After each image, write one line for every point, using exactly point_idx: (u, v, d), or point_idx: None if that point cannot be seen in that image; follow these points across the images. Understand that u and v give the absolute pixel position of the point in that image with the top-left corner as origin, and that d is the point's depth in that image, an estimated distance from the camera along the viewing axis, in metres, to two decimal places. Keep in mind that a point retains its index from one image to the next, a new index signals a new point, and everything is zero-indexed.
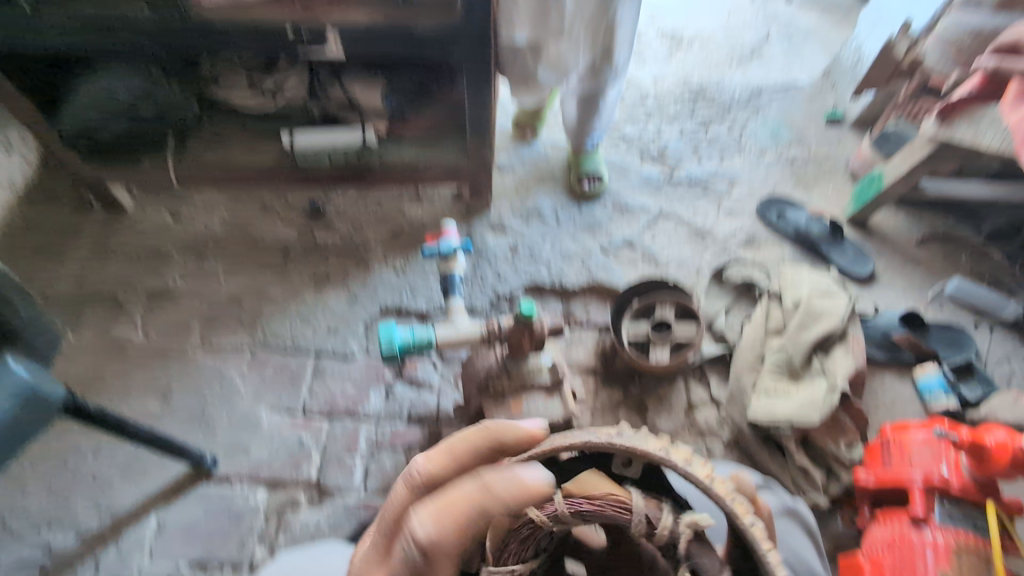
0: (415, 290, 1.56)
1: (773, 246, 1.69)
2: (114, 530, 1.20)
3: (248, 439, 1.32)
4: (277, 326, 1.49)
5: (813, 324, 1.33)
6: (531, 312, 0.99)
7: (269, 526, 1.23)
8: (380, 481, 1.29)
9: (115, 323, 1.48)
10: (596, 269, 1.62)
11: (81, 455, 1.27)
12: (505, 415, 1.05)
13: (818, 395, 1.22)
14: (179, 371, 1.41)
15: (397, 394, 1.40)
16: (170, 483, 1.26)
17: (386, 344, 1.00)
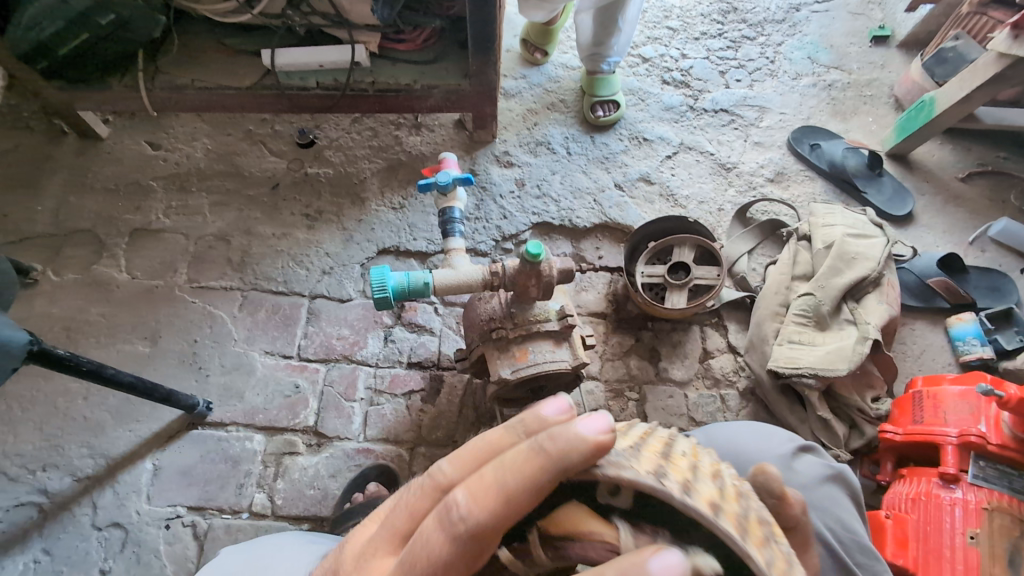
0: (414, 227, 1.45)
1: (804, 182, 1.55)
2: (110, 474, 1.17)
3: (242, 384, 1.27)
4: (268, 266, 1.40)
5: (846, 268, 1.22)
6: (538, 254, 0.89)
7: (267, 471, 1.19)
8: (380, 427, 1.24)
9: (97, 262, 1.39)
10: (609, 207, 1.50)
11: (71, 398, 1.23)
12: (509, 364, 0.97)
13: (847, 344, 1.14)
14: (167, 313, 1.34)
15: (397, 338, 1.33)
16: (163, 427, 1.22)
17: (379, 287, 0.90)
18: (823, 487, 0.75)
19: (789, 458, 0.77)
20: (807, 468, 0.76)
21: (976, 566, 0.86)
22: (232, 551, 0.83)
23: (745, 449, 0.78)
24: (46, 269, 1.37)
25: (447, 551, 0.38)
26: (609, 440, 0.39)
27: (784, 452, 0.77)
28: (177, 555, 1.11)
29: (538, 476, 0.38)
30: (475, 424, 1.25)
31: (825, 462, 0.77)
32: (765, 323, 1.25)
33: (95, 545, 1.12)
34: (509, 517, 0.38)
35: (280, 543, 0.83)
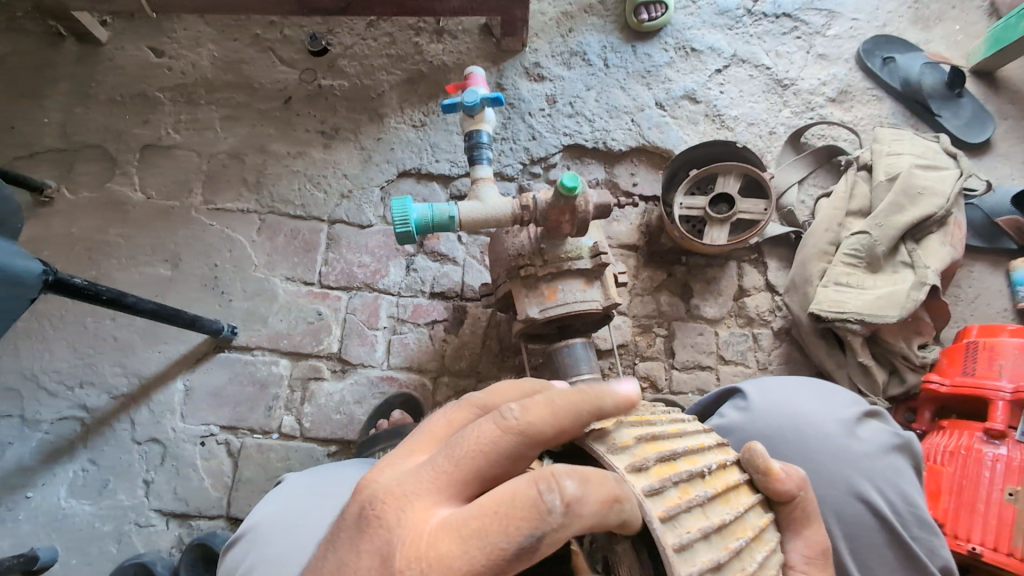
0: (436, 148, 1.36)
1: (870, 102, 1.38)
2: (144, 393, 1.21)
3: (265, 309, 1.26)
4: (284, 187, 1.34)
5: (909, 205, 1.11)
6: (574, 187, 0.81)
7: (294, 395, 1.21)
8: (403, 356, 1.24)
9: (111, 180, 1.34)
10: (648, 128, 1.37)
11: (100, 319, 1.24)
12: (537, 303, 0.92)
13: (901, 289, 1.05)
14: (186, 235, 1.30)
15: (419, 267, 1.29)
16: (191, 349, 1.23)
17: (401, 221, 0.83)
18: (887, 456, 0.73)
19: (853, 424, 0.75)
20: (871, 434, 0.74)
21: (1010, 522, 0.83)
22: (297, 476, 0.86)
23: (801, 415, 0.76)
24: (60, 186, 1.32)
25: (493, 438, 0.44)
26: (634, 396, 0.47)
27: (848, 418, 0.75)
28: (214, 470, 1.17)
29: (573, 397, 0.44)
30: (498, 356, 1.24)
31: (890, 430, 0.76)
32: (811, 263, 1.16)
33: (136, 458, 1.17)
34: (553, 427, 0.44)
35: (343, 470, 0.85)
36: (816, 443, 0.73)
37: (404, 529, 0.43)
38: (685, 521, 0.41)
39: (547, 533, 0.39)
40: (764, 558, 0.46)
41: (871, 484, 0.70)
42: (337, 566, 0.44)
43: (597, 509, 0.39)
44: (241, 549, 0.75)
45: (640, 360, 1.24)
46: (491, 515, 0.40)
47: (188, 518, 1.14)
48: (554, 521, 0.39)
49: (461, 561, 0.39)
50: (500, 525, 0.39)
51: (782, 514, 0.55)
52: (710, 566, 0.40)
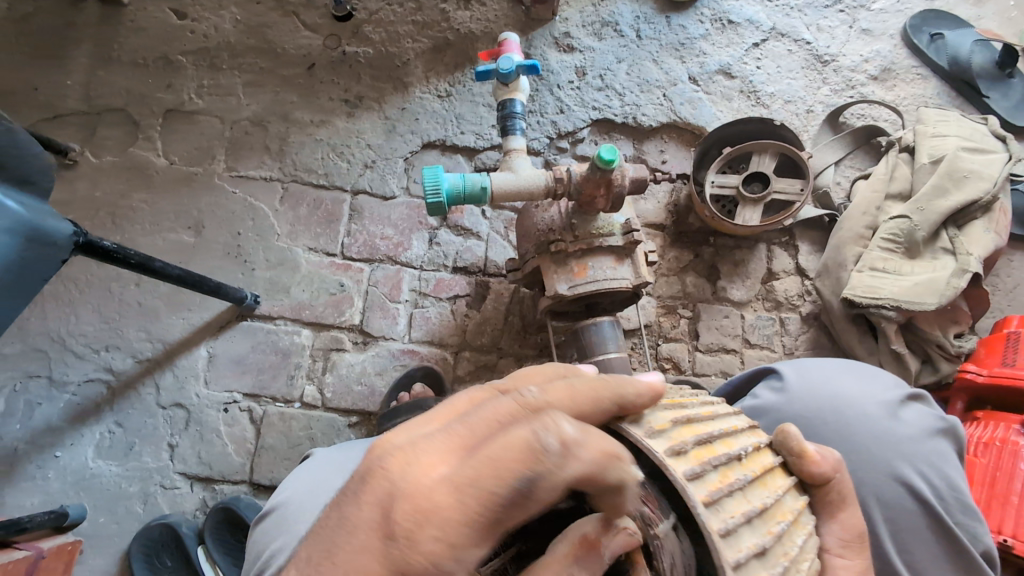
0: (461, 119, 1.33)
1: (914, 81, 1.32)
2: (169, 358, 1.21)
3: (288, 279, 1.26)
4: (307, 155, 1.32)
5: (953, 189, 1.06)
6: (612, 160, 0.79)
7: (316, 365, 1.21)
8: (425, 330, 1.24)
9: (134, 145, 1.33)
10: (680, 103, 1.32)
11: (125, 284, 1.24)
12: (566, 280, 0.90)
13: (940, 275, 1.02)
14: (209, 202, 1.29)
15: (442, 241, 1.28)
16: (215, 317, 1.24)
17: (433, 190, 0.81)
18: (931, 440, 0.71)
19: (897, 407, 0.73)
20: (914, 417, 0.73)
21: None
22: (324, 452, 0.87)
23: (841, 396, 0.74)
24: (83, 149, 1.32)
25: (510, 413, 0.42)
26: (660, 387, 0.43)
27: (892, 400, 0.73)
28: (237, 436, 1.18)
29: (595, 386, 0.43)
30: (521, 333, 1.23)
31: (934, 414, 0.74)
32: (846, 246, 1.13)
33: (161, 421, 1.19)
34: (570, 408, 0.42)
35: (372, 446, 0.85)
36: (856, 425, 0.72)
37: (404, 483, 0.40)
38: (728, 506, 0.39)
39: (541, 477, 0.37)
40: (804, 542, 0.43)
41: (913, 468, 0.69)
42: (341, 520, 0.41)
43: (593, 465, 0.36)
44: (274, 521, 0.76)
45: (663, 341, 1.23)
46: (488, 461, 0.38)
47: (212, 482, 1.16)
48: (550, 464, 0.37)
49: (456, 510, 0.37)
50: (497, 471, 0.37)
51: (816, 497, 0.50)
52: (757, 552, 0.37)
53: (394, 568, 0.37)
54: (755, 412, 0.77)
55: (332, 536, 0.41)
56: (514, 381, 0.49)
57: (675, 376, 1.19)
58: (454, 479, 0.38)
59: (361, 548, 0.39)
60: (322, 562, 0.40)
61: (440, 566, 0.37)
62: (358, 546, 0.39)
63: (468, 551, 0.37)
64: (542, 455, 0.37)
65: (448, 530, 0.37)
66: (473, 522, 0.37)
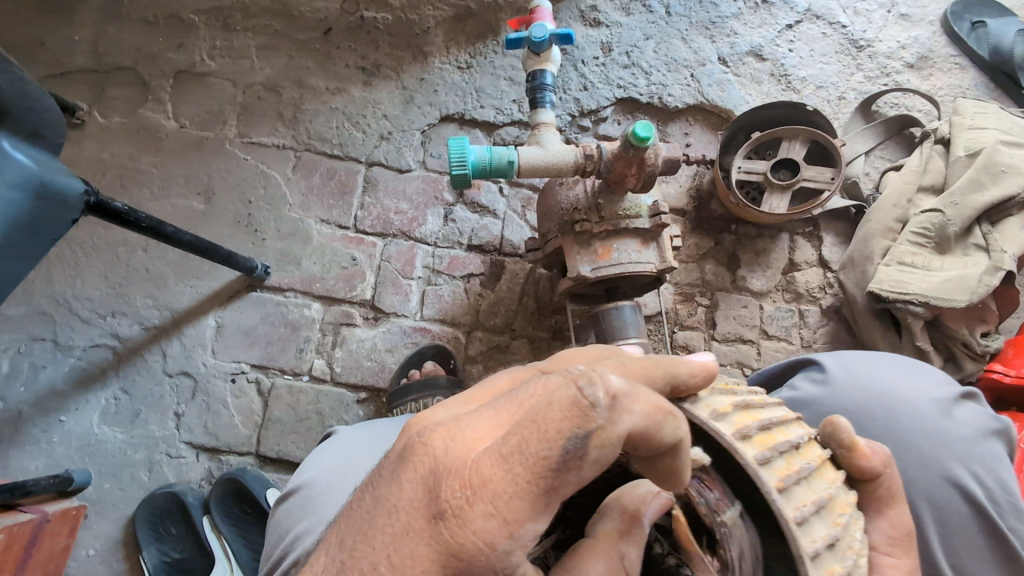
0: (481, 93, 1.29)
1: (951, 70, 1.29)
2: (176, 326, 1.19)
3: (299, 251, 1.23)
4: (322, 124, 1.28)
5: (990, 184, 1.03)
6: (647, 138, 0.76)
7: (326, 339, 1.19)
8: (437, 308, 1.21)
9: (144, 106, 1.29)
10: (708, 85, 1.28)
11: (132, 249, 1.21)
12: (589, 261, 0.88)
13: (972, 273, 0.99)
14: (220, 168, 1.26)
15: (458, 218, 1.25)
16: (224, 286, 1.21)
17: (458, 162, 0.79)
18: (985, 441, 0.70)
19: (949, 405, 0.72)
20: (969, 417, 0.71)
21: None
22: (348, 430, 0.86)
23: (891, 391, 0.73)
24: (91, 108, 1.27)
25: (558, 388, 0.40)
26: (713, 366, 0.42)
27: (945, 398, 0.72)
28: (244, 408, 1.16)
29: (642, 367, 0.41)
30: (535, 314, 1.21)
31: (987, 414, 0.72)
32: (874, 240, 1.11)
33: (167, 390, 1.17)
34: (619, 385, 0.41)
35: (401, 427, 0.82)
36: (906, 421, 0.70)
37: (449, 458, 0.37)
38: (798, 493, 0.38)
39: (592, 433, 0.33)
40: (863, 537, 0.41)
41: (967, 469, 0.68)
42: (378, 500, 0.39)
43: (641, 421, 0.35)
44: (298, 501, 0.75)
45: (678, 329, 1.21)
46: (528, 422, 0.34)
47: (218, 452, 1.15)
48: (600, 418, 0.33)
49: (505, 482, 0.34)
50: (539, 433, 0.33)
51: (864, 495, 0.49)
52: (829, 543, 0.37)
53: (445, 550, 0.35)
54: (796, 404, 0.76)
55: (368, 519, 0.38)
56: (555, 363, 0.48)
57: None
58: (499, 447, 0.35)
59: (406, 529, 0.36)
60: (359, 546, 0.37)
61: (494, 544, 0.34)
62: (402, 528, 0.36)
63: (525, 527, 0.34)
64: (587, 408, 0.33)
65: (501, 505, 0.34)
66: (528, 496, 0.34)
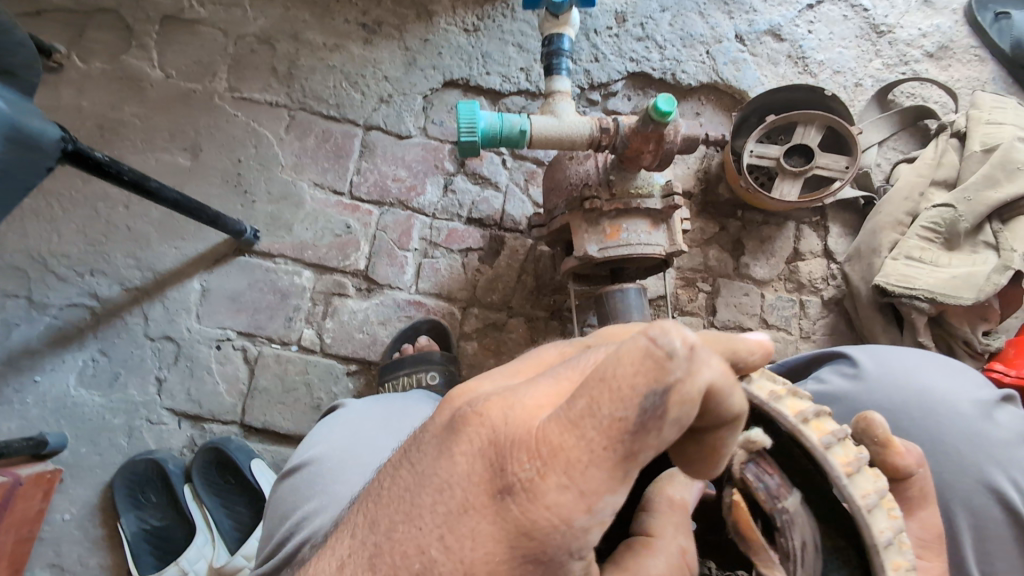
0: (487, 58, 1.24)
1: (970, 62, 1.26)
2: (158, 288, 1.14)
3: (290, 215, 1.17)
4: (318, 82, 1.22)
5: (1004, 181, 1.01)
6: (668, 112, 0.72)
7: (316, 309, 1.15)
8: (433, 282, 1.18)
9: (127, 52, 1.20)
10: (723, 63, 1.23)
11: (113, 205, 1.15)
12: (597, 241, 0.84)
13: (980, 270, 0.97)
14: (208, 124, 1.19)
15: (458, 189, 1.21)
16: (210, 249, 1.16)
17: (467, 128, 0.75)
18: None
19: (990, 407, 0.71)
20: (1011, 421, 0.71)
21: None
22: (358, 404, 0.86)
23: (932, 391, 0.72)
24: (70, 52, 1.17)
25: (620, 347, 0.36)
26: (769, 345, 0.40)
27: (987, 400, 0.72)
28: (229, 375, 1.12)
29: (711, 340, 0.38)
30: (533, 293, 1.18)
31: None
32: (883, 233, 1.09)
33: (149, 353, 1.12)
34: None
35: (408, 418, 0.83)
36: (947, 422, 0.69)
37: (508, 426, 0.34)
38: (863, 481, 0.38)
39: (672, 389, 0.30)
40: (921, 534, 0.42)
41: (1005, 474, 0.67)
42: (423, 477, 0.36)
43: (722, 376, 0.32)
44: (306, 478, 0.74)
45: (679, 314, 1.18)
46: (596, 381, 0.31)
47: (201, 421, 1.12)
48: (679, 371, 0.30)
49: (580, 451, 0.31)
50: (611, 392, 0.31)
51: (895, 494, 0.47)
52: (894, 532, 0.38)
53: (513, 528, 0.32)
54: (826, 397, 0.76)
55: (410, 497, 0.35)
56: (602, 338, 0.45)
57: None
58: (567, 413, 0.32)
59: (463, 507, 0.33)
60: (403, 525, 0.35)
61: (571, 520, 0.32)
62: (458, 508, 0.34)
63: (603, 501, 0.32)
64: (662, 360, 0.30)
65: (576, 476, 0.31)
66: (605, 465, 0.31)
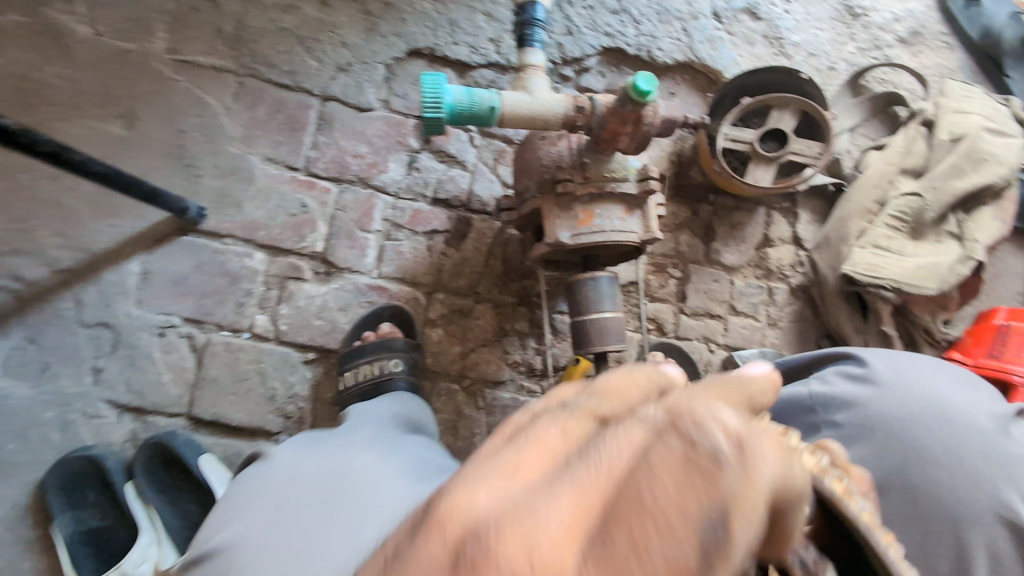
0: (455, 27, 1.17)
1: (940, 49, 1.26)
2: (92, 270, 1.04)
3: (240, 192, 1.09)
4: (269, 47, 1.12)
5: (969, 171, 1.02)
6: (648, 92, 0.68)
7: (270, 294, 1.08)
8: (396, 265, 1.12)
9: (46, 2, 1.05)
10: (699, 41, 1.19)
11: (36, 177, 1.03)
12: (568, 227, 0.80)
13: (944, 261, 0.99)
14: (145, 89, 1.07)
15: (423, 166, 1.14)
16: (150, 228, 1.06)
17: (433, 103, 0.69)
18: None
19: (1007, 421, 0.71)
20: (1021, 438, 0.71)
21: None
22: (280, 451, 0.77)
23: (943, 403, 0.72)
24: None
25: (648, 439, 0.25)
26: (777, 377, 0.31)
27: (997, 414, 0.72)
28: (174, 364, 1.04)
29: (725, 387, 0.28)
30: (501, 278, 1.14)
31: None
32: (851, 221, 1.08)
33: (83, 341, 1.02)
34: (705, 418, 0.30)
35: (352, 455, 0.74)
36: (963, 434, 0.69)
37: None
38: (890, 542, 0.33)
39: (730, 505, 0.23)
40: None
41: (1017, 492, 0.66)
42: None
43: (786, 473, 0.24)
44: (220, 565, 0.65)
45: (649, 300, 1.15)
46: (636, 513, 0.22)
47: (144, 413, 1.04)
48: (734, 476, 0.23)
49: None
50: (660, 528, 0.22)
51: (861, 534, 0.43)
52: None
53: None
54: (840, 402, 0.75)
55: None
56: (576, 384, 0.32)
57: (656, 338, 1.14)
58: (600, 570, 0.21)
59: None
60: None
61: None
62: None
63: None
64: (709, 470, 0.23)
65: None
66: None
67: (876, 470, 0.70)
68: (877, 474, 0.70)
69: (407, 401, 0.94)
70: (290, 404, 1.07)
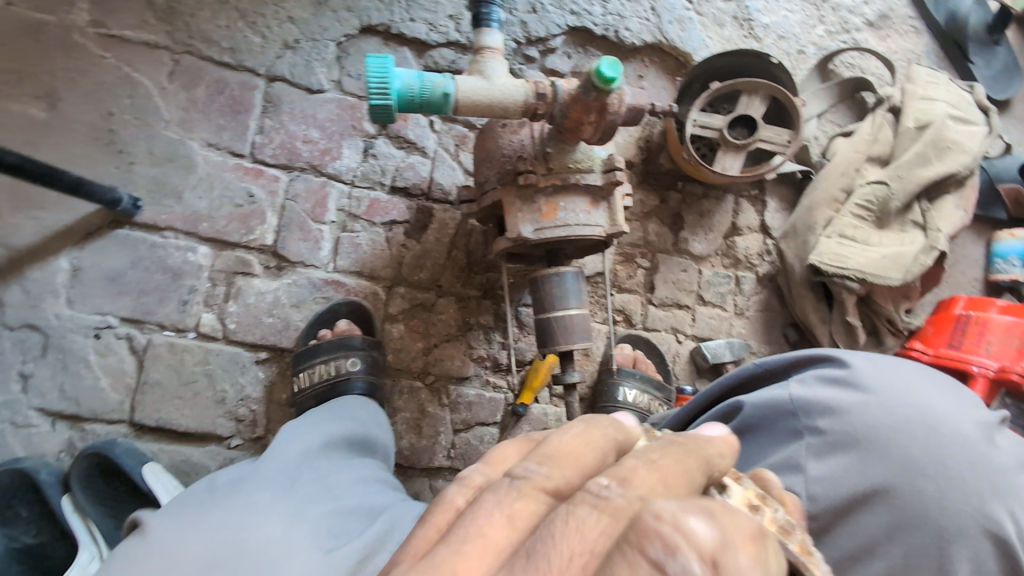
0: (412, 2, 1.09)
1: (907, 34, 1.25)
2: (14, 268, 0.94)
3: (179, 181, 1.00)
4: (208, 20, 1.02)
5: (934, 159, 1.01)
6: (612, 79, 0.64)
7: (217, 290, 1.01)
8: (353, 258, 1.06)
9: None
10: (669, 21, 1.15)
11: None
12: (531, 221, 0.76)
13: (908, 251, 0.99)
14: (65, 64, 0.96)
15: (380, 153, 1.08)
16: (78, 221, 0.97)
17: (378, 89, 0.63)
18: None
19: (992, 429, 0.55)
20: None
21: None
22: (164, 517, 0.63)
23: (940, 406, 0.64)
24: None
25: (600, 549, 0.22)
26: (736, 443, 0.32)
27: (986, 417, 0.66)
28: (112, 368, 0.97)
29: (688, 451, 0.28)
30: (464, 271, 1.10)
31: None
32: (817, 210, 1.07)
33: (8, 346, 0.93)
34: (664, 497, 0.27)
35: (251, 521, 0.60)
36: (951, 446, 0.52)
37: None
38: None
39: None
40: None
41: (1005, 505, 0.49)
42: None
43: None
44: None
45: (616, 291, 1.13)
46: None
47: (80, 421, 0.96)
48: None
49: None
50: None
51: None
52: None
53: None
54: None
55: None
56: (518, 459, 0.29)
57: (624, 330, 1.12)
58: None
59: None
60: None
61: None
62: None
63: None
64: None
65: None
66: None
67: (848, 482, 0.54)
68: (854, 485, 0.53)
69: (350, 416, 0.86)
70: (242, 407, 1.01)
